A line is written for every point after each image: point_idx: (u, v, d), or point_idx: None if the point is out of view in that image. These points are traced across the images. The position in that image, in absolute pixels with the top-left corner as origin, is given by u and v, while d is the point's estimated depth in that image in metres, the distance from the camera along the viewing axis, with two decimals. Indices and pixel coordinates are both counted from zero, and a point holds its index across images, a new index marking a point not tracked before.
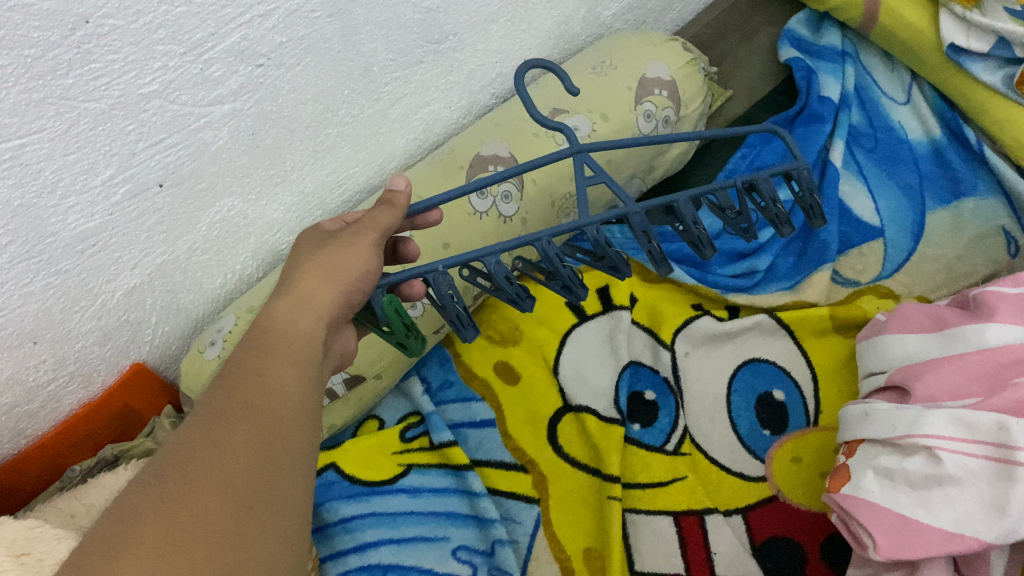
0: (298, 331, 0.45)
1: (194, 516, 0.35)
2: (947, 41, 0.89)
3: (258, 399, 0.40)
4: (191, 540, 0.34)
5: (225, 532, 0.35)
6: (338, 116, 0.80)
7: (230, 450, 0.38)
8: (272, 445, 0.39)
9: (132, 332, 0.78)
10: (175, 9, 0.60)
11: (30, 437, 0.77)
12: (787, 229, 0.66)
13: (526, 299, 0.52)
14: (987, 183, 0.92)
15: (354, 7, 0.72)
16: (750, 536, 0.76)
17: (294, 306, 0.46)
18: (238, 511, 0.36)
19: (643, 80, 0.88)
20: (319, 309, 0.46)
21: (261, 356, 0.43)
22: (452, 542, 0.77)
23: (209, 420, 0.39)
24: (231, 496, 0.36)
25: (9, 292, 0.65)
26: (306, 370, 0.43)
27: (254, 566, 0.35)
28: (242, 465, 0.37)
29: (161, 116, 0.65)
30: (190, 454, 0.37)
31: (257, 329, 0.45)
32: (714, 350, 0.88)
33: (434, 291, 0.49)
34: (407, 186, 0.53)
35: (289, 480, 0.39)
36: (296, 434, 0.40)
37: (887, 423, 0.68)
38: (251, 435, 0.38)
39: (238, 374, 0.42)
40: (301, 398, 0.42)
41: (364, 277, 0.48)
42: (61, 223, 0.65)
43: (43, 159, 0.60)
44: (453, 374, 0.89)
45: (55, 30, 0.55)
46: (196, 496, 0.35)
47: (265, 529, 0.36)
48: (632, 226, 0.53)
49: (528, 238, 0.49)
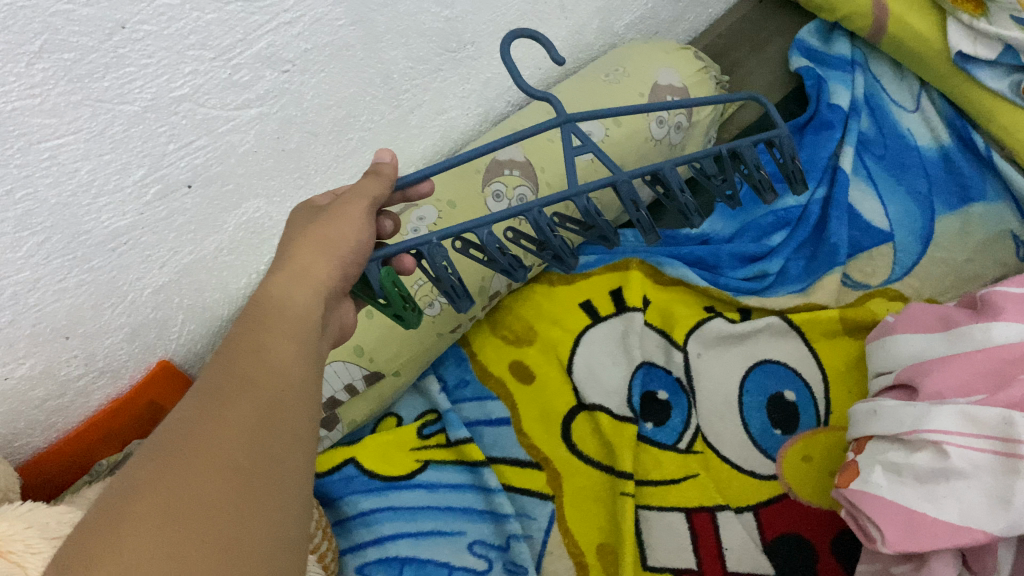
0: (296, 308, 0.47)
1: (197, 478, 0.35)
2: (954, 49, 0.90)
3: (256, 373, 0.41)
4: (195, 499, 0.34)
5: (228, 490, 0.35)
6: (359, 122, 0.83)
7: (231, 419, 0.38)
8: (273, 412, 0.40)
9: (159, 330, 0.80)
10: (206, 16, 0.63)
11: (61, 431, 0.79)
12: (770, 195, 0.68)
13: (518, 269, 0.56)
14: (995, 190, 0.93)
15: (376, 16, 0.75)
16: (761, 532, 0.77)
17: (291, 280, 0.48)
18: (242, 471, 0.36)
19: (655, 88, 0.90)
20: (315, 283, 0.49)
21: (260, 334, 0.44)
22: (468, 537, 0.79)
23: (208, 395, 0.40)
24: (234, 459, 0.36)
25: (44, 288, 0.67)
26: (303, 348, 0.45)
27: (260, 523, 0.35)
28: (244, 431, 0.38)
29: (190, 119, 0.68)
30: (192, 424, 0.38)
31: (255, 309, 0.46)
32: (726, 351, 0.90)
33: (428, 263, 0.52)
34: (393, 159, 0.56)
35: (292, 445, 0.39)
36: (296, 404, 0.41)
37: (895, 419, 0.70)
38: (251, 404, 0.39)
39: (235, 354, 0.43)
40: (298, 373, 0.43)
41: (357, 248, 0.51)
42: (95, 221, 0.67)
43: (79, 159, 0.63)
44: (469, 374, 0.92)
45: (93, 35, 0.58)
46: (197, 461, 0.36)
47: (270, 489, 0.36)
48: (621, 195, 0.55)
49: (518, 210, 0.51)
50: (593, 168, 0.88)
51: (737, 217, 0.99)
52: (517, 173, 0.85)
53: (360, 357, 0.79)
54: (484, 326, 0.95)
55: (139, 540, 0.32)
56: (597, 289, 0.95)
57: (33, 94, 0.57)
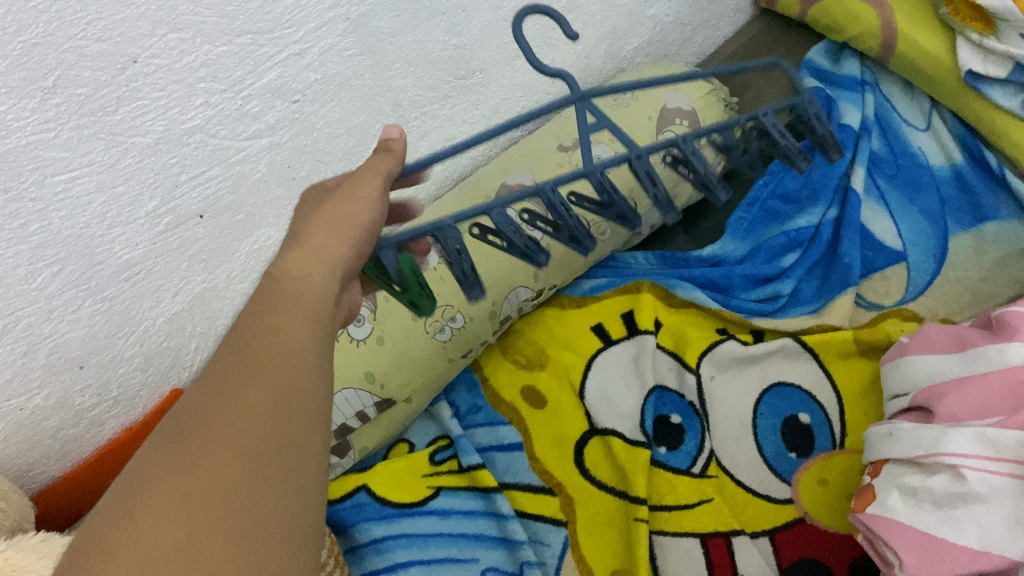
0: (312, 280, 0.43)
1: (207, 468, 0.32)
2: (965, 68, 0.90)
3: (269, 350, 0.38)
4: (206, 491, 0.31)
5: (239, 480, 0.32)
6: (370, 150, 0.83)
7: (243, 401, 0.35)
8: (288, 393, 0.36)
9: (173, 358, 0.81)
10: (217, 49, 0.64)
11: (75, 460, 0.80)
12: (804, 162, 0.72)
13: (536, 252, 0.58)
14: (1009, 208, 0.92)
15: (385, 45, 0.76)
16: (778, 558, 0.76)
17: (305, 252, 0.44)
18: (254, 458, 0.33)
19: (664, 110, 0.90)
20: (330, 254, 0.44)
21: (274, 310, 0.40)
22: (481, 563, 0.79)
23: (221, 374, 0.36)
24: (247, 444, 0.33)
25: (58, 319, 0.68)
26: (321, 324, 0.41)
27: (273, 517, 0.31)
28: (256, 413, 0.34)
29: (202, 150, 0.69)
30: (203, 409, 0.35)
31: (271, 281, 0.43)
32: (739, 374, 0.89)
33: (443, 247, 0.53)
34: (402, 134, 0.52)
35: (308, 429, 0.35)
36: (312, 381, 0.37)
37: (911, 442, 0.69)
38: (264, 384, 0.36)
39: (249, 328, 0.39)
40: (316, 348, 0.39)
41: (369, 228, 0.47)
42: (108, 252, 0.68)
43: (92, 191, 0.64)
44: (481, 400, 0.92)
45: (106, 70, 0.59)
46: (208, 449, 0.33)
47: (285, 476, 0.33)
48: (634, 170, 0.58)
49: (533, 191, 0.53)
50: None
51: (749, 237, 0.98)
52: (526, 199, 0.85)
53: (371, 383, 0.79)
54: (495, 351, 0.95)
55: (143, 543, 0.29)
56: (608, 313, 0.95)
57: (47, 128, 0.58)
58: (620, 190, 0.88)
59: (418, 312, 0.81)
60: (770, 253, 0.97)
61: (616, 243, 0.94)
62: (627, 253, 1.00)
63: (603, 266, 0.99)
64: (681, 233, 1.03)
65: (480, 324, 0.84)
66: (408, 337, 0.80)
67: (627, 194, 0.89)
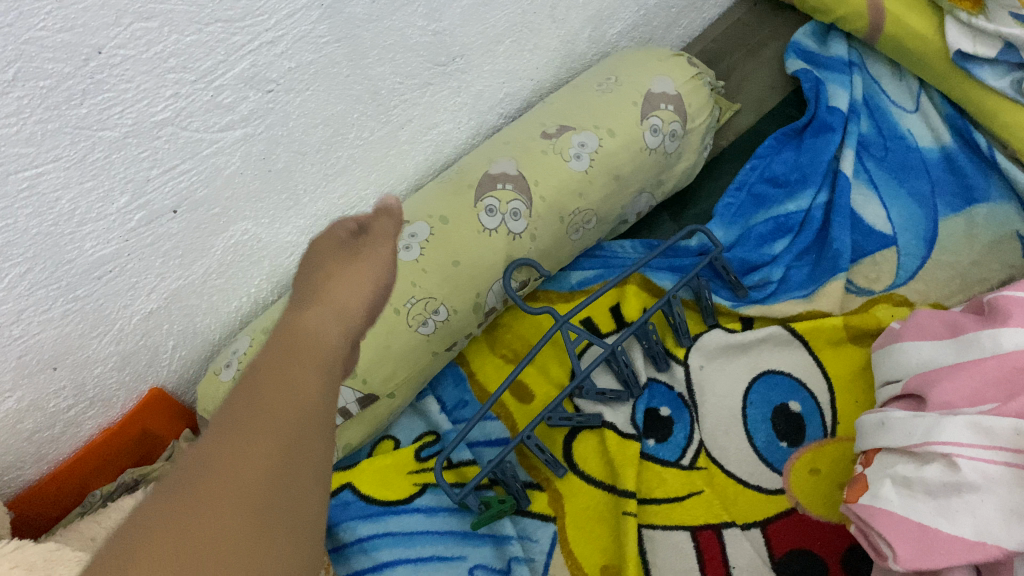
0: (323, 332, 0.46)
1: (210, 520, 0.33)
2: (953, 48, 0.88)
3: (281, 398, 0.39)
4: (204, 544, 0.32)
5: (240, 538, 0.33)
6: (348, 140, 0.81)
7: (250, 452, 0.36)
8: (295, 446, 0.37)
9: (150, 356, 0.79)
10: (186, 38, 0.62)
11: (51, 463, 0.78)
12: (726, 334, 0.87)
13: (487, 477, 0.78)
14: (999, 190, 0.90)
15: (361, 32, 0.73)
16: (770, 549, 0.76)
17: (322, 308, 0.48)
18: (255, 516, 0.34)
19: (649, 95, 0.88)
20: (343, 315, 0.49)
21: (285, 355, 0.42)
22: (469, 562, 0.78)
23: (232, 418, 0.37)
24: (249, 498, 0.34)
25: (28, 319, 0.66)
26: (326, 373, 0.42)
27: None
28: (263, 462, 0.36)
29: (173, 143, 0.67)
30: (211, 452, 0.36)
31: (282, 329, 0.45)
32: (729, 363, 0.88)
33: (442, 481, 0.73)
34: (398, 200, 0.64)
35: (311, 486, 0.37)
36: (316, 435, 0.39)
37: (904, 431, 0.67)
38: (273, 434, 0.37)
39: (261, 377, 0.40)
40: (323, 400, 0.40)
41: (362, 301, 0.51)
42: (78, 250, 0.66)
43: (59, 188, 0.62)
44: (468, 394, 0.90)
45: (69, 62, 0.56)
46: (205, 513, 0.33)
47: (285, 537, 0.34)
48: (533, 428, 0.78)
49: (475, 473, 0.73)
50: (587, 180, 0.85)
51: (737, 223, 0.97)
52: (510, 187, 0.83)
53: (352, 379, 0.77)
54: (482, 344, 0.94)
55: None
56: (598, 306, 0.93)
57: (9, 123, 0.56)
58: (605, 177, 0.86)
59: (400, 305, 0.78)
60: (759, 240, 0.94)
61: (602, 231, 0.92)
62: (614, 242, 0.98)
63: (590, 256, 0.98)
64: (668, 220, 1.02)
65: (464, 316, 0.82)
66: (390, 332, 0.78)
67: (613, 182, 0.87)
